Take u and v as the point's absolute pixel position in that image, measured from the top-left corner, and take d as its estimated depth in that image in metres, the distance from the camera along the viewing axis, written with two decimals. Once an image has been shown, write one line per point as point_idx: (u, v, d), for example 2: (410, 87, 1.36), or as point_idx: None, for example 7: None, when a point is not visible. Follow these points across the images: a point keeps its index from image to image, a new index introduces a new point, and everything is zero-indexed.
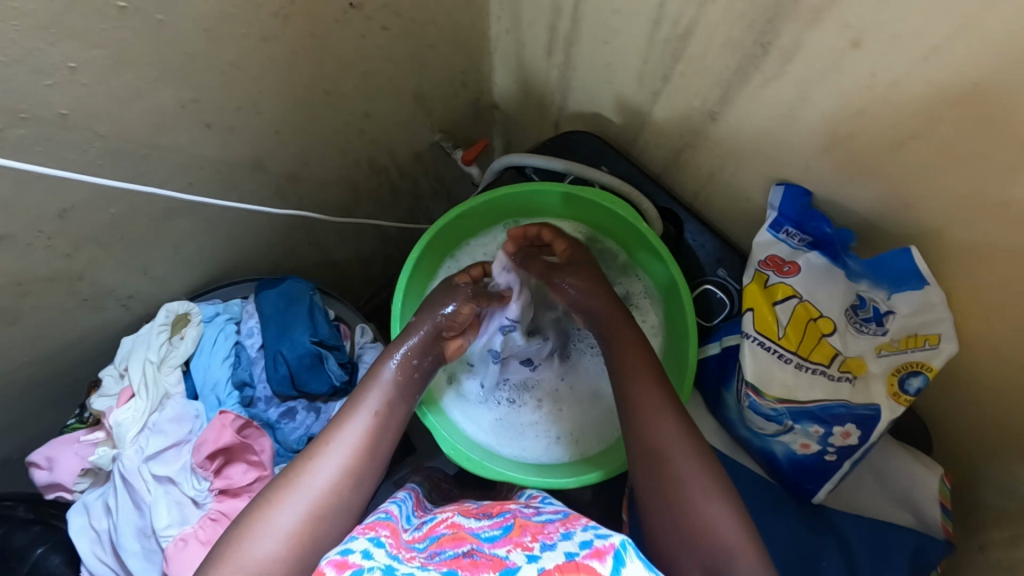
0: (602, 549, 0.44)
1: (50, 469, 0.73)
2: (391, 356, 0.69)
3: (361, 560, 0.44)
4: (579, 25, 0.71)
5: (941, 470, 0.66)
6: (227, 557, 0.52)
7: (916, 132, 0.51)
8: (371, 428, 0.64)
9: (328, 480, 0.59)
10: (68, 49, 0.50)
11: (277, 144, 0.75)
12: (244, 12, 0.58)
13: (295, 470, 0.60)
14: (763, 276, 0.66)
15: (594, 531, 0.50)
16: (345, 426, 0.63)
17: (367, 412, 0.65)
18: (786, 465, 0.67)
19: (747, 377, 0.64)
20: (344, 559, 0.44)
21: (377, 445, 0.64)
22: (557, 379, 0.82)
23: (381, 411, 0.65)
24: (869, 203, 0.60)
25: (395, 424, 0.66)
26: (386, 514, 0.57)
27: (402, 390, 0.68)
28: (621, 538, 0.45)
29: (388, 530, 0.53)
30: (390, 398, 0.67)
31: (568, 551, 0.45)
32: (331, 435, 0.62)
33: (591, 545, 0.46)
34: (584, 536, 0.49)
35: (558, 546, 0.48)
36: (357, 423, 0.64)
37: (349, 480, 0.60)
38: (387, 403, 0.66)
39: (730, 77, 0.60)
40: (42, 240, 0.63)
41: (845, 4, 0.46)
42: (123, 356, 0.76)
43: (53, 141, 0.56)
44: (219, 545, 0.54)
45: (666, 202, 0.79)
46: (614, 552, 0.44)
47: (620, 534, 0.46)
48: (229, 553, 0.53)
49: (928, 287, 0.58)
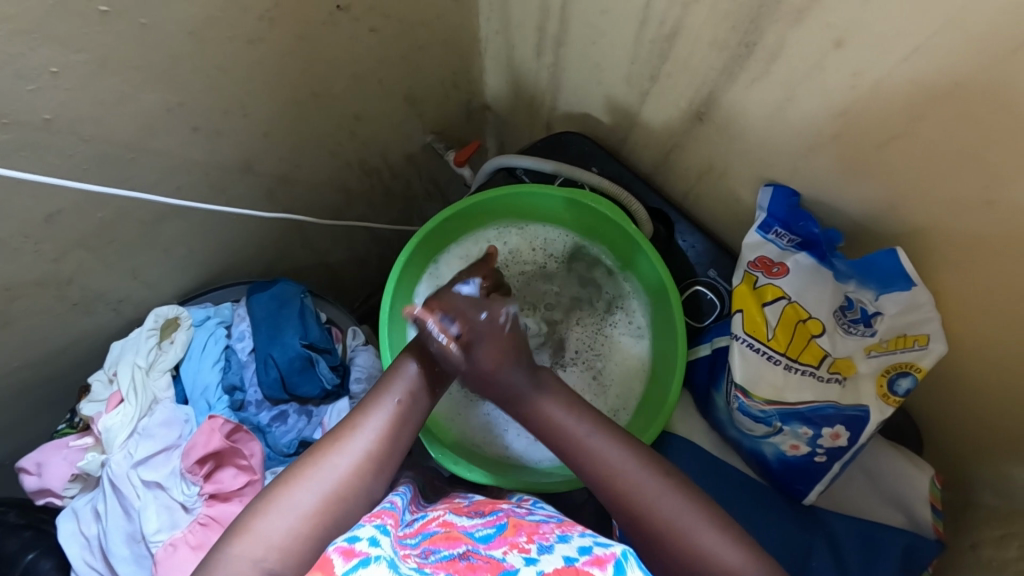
0: (602, 556, 0.44)
1: (40, 475, 0.73)
2: (418, 350, 0.67)
3: (368, 549, 0.44)
4: (567, 26, 0.70)
5: (932, 471, 0.67)
6: (247, 532, 0.52)
7: (901, 133, 0.51)
8: (395, 415, 0.63)
9: (351, 463, 0.58)
10: (51, 53, 0.50)
11: (267, 146, 0.75)
12: (231, 15, 0.58)
13: (317, 451, 0.59)
14: (752, 277, 0.66)
15: (593, 538, 0.50)
16: (372, 412, 0.62)
17: (392, 401, 0.63)
18: (776, 466, 0.67)
19: (736, 378, 0.63)
20: (351, 547, 0.44)
21: (400, 433, 0.62)
22: None
23: (405, 399, 0.64)
24: (857, 204, 0.59)
25: (418, 418, 0.65)
26: (390, 504, 0.57)
27: (427, 382, 0.66)
28: (623, 548, 0.45)
29: (392, 519, 0.53)
30: (414, 390, 0.65)
31: (567, 556, 0.45)
32: (356, 419, 0.61)
33: (591, 552, 0.46)
34: (581, 541, 0.49)
35: (556, 549, 0.48)
36: (384, 408, 0.62)
37: (371, 465, 0.59)
38: (411, 394, 0.65)
39: (717, 77, 0.59)
40: (29, 245, 0.62)
41: (827, 4, 0.46)
42: (112, 361, 0.75)
43: (39, 145, 0.55)
44: (243, 517, 0.54)
45: (656, 203, 0.79)
46: (614, 561, 0.43)
47: (621, 544, 0.46)
48: (245, 529, 0.52)
49: (916, 288, 0.58)
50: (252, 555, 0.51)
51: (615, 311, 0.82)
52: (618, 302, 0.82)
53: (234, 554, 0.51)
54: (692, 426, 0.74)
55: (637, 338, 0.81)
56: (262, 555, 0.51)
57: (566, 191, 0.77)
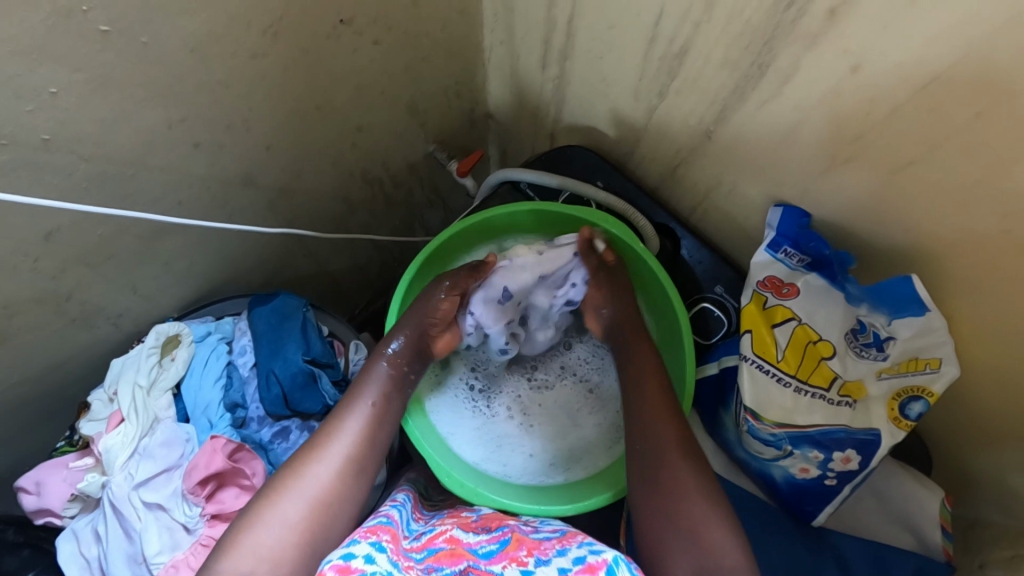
0: (594, 563, 0.48)
1: (39, 494, 0.72)
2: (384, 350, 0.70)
3: (364, 565, 0.46)
4: (574, 39, 0.69)
5: (942, 493, 0.65)
6: (241, 542, 0.55)
7: (917, 158, 0.50)
8: (370, 417, 0.66)
9: (330, 471, 0.61)
10: (49, 73, 0.49)
11: (268, 160, 0.74)
12: (232, 31, 0.57)
13: (294, 463, 0.62)
14: (762, 297, 0.65)
15: (587, 546, 0.52)
16: (346, 417, 0.65)
17: (364, 405, 0.66)
18: (785, 487, 0.66)
19: (746, 402, 0.62)
20: (347, 564, 0.46)
21: (377, 431, 0.66)
22: (526, 389, 0.82)
23: (378, 401, 0.67)
24: (871, 225, 0.58)
25: (392, 410, 0.68)
26: (388, 519, 0.56)
27: (396, 384, 0.70)
28: (613, 553, 0.49)
29: (389, 535, 0.52)
30: (386, 390, 0.68)
31: (560, 568, 0.48)
32: (334, 425, 0.64)
33: (584, 561, 0.49)
34: (577, 552, 0.51)
35: (551, 562, 0.50)
36: (359, 411, 0.66)
37: (352, 469, 0.62)
38: (382, 395, 0.68)
39: (727, 96, 0.59)
40: (27, 263, 0.61)
41: (844, 29, 0.46)
42: (112, 380, 0.74)
43: (37, 165, 0.54)
44: (230, 533, 0.57)
45: (662, 218, 0.78)
46: (607, 568, 0.47)
47: (611, 550, 0.50)
48: (236, 541, 0.56)
49: (929, 313, 0.57)
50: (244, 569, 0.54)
51: None
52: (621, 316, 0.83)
53: (229, 569, 0.54)
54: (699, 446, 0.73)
55: None
56: (253, 567, 0.54)
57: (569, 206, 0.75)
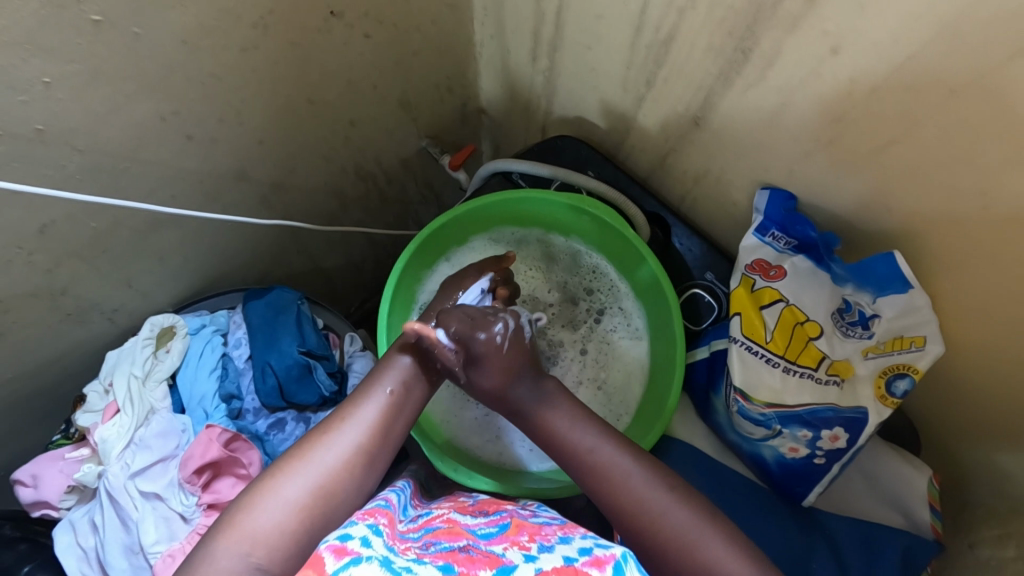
0: (602, 558, 0.45)
1: (36, 487, 0.72)
2: (409, 342, 0.70)
3: (360, 547, 0.43)
4: (563, 31, 0.70)
5: (930, 471, 0.67)
6: (242, 521, 0.55)
7: (895, 139, 0.51)
8: (385, 407, 0.66)
9: (336, 458, 0.60)
10: (43, 64, 0.50)
11: (261, 154, 0.74)
12: (224, 24, 0.58)
13: (303, 446, 0.62)
14: (750, 280, 0.66)
15: (594, 540, 0.50)
16: (361, 405, 0.65)
17: (382, 393, 0.66)
18: (776, 468, 0.67)
19: (735, 381, 0.64)
20: (343, 546, 0.44)
21: (390, 423, 0.65)
22: None
23: (396, 391, 0.67)
24: (854, 207, 0.60)
25: (409, 403, 0.68)
26: (384, 503, 0.57)
27: (416, 374, 0.69)
28: (623, 549, 0.45)
29: (386, 518, 0.52)
30: (405, 380, 0.68)
31: (566, 556, 0.46)
32: (347, 411, 0.64)
33: (591, 553, 0.46)
34: (582, 543, 0.49)
35: (556, 549, 0.48)
36: (376, 399, 0.66)
37: (361, 457, 0.62)
38: (402, 386, 0.68)
39: (712, 82, 0.60)
40: (22, 257, 0.62)
41: (822, 11, 0.47)
42: (108, 371, 0.75)
43: (30, 157, 0.55)
44: (230, 513, 0.56)
45: (652, 206, 0.79)
46: (614, 563, 0.44)
47: (620, 545, 0.46)
48: (236, 521, 0.55)
49: (912, 291, 0.58)
50: (240, 548, 0.53)
51: (613, 310, 0.83)
52: (616, 303, 0.83)
53: (224, 547, 0.53)
54: (691, 431, 0.75)
55: (637, 340, 0.82)
56: (250, 549, 0.53)
57: (570, 196, 0.76)
